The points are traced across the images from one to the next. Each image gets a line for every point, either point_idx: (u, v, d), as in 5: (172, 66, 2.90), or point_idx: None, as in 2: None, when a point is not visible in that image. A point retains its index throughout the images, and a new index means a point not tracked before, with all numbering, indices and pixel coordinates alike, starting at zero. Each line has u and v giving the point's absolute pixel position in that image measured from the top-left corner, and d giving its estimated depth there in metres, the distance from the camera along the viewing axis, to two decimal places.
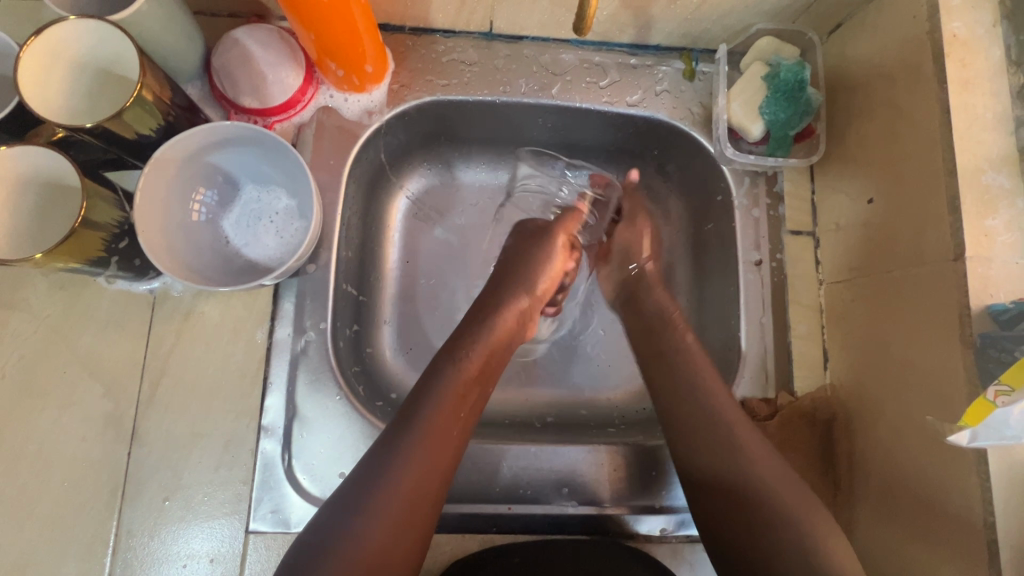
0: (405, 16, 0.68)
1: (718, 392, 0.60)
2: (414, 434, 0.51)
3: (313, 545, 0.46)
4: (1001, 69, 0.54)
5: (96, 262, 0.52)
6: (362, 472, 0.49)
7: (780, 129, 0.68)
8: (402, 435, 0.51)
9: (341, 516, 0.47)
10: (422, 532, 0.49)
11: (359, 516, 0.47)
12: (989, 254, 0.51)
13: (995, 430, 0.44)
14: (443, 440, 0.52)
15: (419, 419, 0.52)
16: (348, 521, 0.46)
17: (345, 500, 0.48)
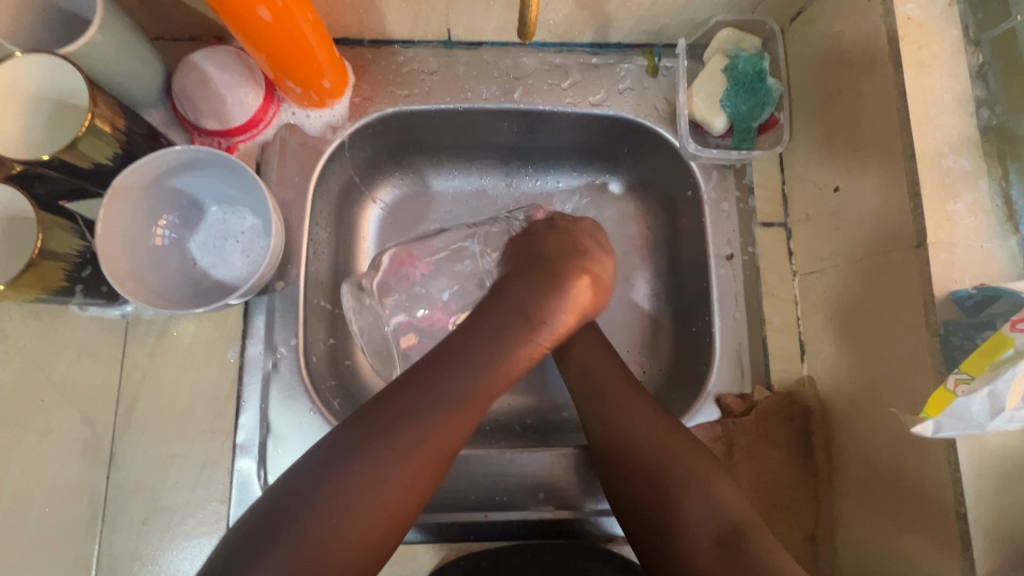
0: (362, 29, 0.68)
1: (631, 397, 0.60)
2: (418, 416, 0.48)
3: (273, 516, 0.43)
4: (959, 49, 0.53)
5: (60, 291, 0.54)
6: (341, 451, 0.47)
7: (743, 121, 0.68)
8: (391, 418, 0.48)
9: (310, 492, 0.45)
10: (399, 527, 0.47)
11: (328, 494, 0.45)
12: (952, 239, 0.50)
13: (957, 420, 0.43)
14: (444, 428, 0.49)
15: (423, 404, 0.49)
16: (318, 496, 0.44)
17: (316, 472, 0.46)
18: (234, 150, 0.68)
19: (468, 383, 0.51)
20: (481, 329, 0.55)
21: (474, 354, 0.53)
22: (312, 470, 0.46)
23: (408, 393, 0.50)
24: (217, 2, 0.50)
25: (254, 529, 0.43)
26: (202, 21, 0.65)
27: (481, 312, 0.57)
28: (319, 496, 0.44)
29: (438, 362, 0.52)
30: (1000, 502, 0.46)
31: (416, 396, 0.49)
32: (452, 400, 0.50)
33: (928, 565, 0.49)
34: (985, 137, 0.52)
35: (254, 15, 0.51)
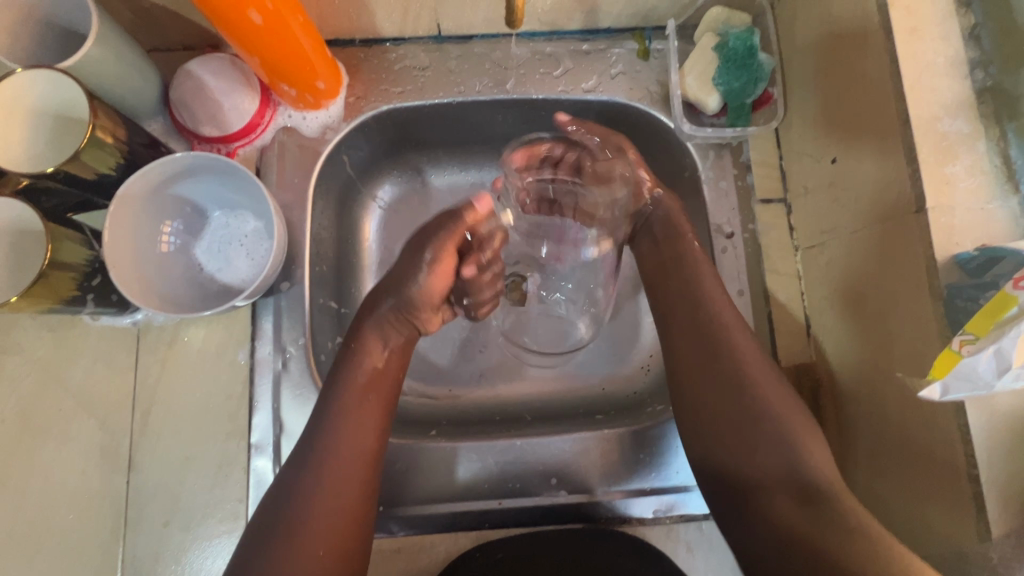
0: (353, 29, 0.69)
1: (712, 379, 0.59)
2: (325, 462, 0.52)
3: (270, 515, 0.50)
4: (951, 12, 0.53)
5: (72, 301, 0.55)
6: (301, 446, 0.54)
7: (736, 99, 0.67)
8: (324, 412, 0.55)
9: (289, 484, 0.52)
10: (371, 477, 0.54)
11: (301, 480, 0.52)
12: (951, 202, 0.50)
13: (964, 381, 0.43)
14: (346, 455, 0.53)
15: (318, 450, 0.53)
16: (299, 486, 0.51)
17: (291, 467, 0.53)
18: (234, 156, 0.69)
19: (362, 418, 0.55)
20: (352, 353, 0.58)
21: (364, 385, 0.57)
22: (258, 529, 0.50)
23: (308, 446, 0.53)
24: (209, 8, 0.50)
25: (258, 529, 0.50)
26: (194, 29, 0.65)
27: (348, 341, 0.60)
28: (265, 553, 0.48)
29: (326, 402, 0.56)
30: (1011, 464, 0.45)
31: (309, 446, 0.53)
32: (350, 435, 0.54)
33: (944, 528, 0.49)
34: (981, 98, 0.52)
35: (245, 18, 0.52)
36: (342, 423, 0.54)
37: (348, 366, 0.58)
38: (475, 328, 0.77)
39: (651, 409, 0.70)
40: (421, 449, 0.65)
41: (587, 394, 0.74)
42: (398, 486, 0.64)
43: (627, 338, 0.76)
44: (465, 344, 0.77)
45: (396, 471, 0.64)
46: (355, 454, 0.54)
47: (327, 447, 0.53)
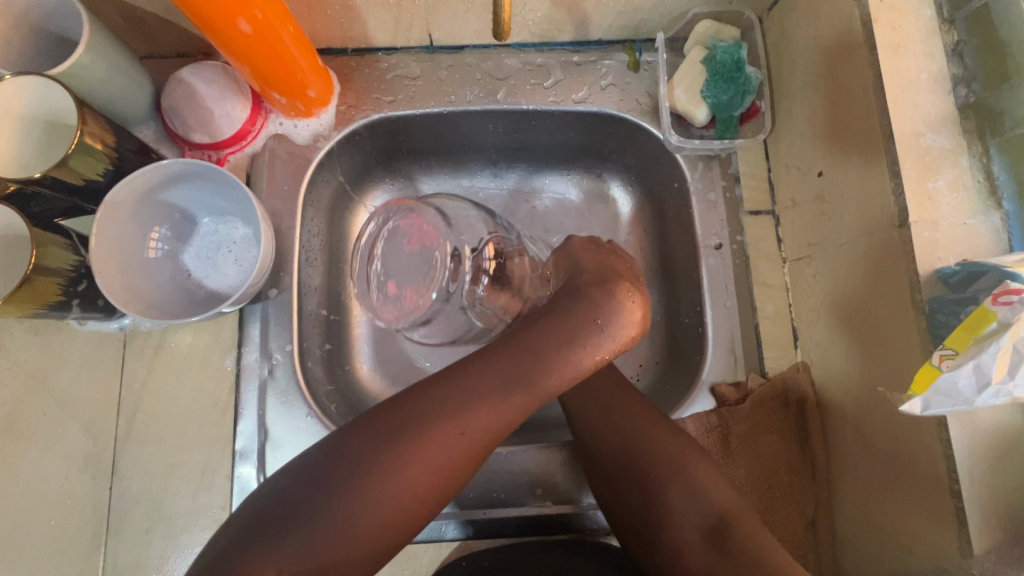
0: (345, 38, 0.69)
1: None
2: (377, 484, 0.46)
3: (279, 514, 0.46)
4: (934, 29, 0.54)
5: (57, 305, 0.55)
6: (349, 454, 0.47)
7: (725, 111, 0.68)
8: (401, 437, 0.47)
9: (314, 492, 0.46)
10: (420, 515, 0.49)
11: (332, 495, 0.46)
12: (934, 217, 0.50)
13: (945, 396, 0.43)
14: (408, 491, 0.47)
15: (374, 471, 0.46)
16: (324, 501, 0.46)
17: (318, 476, 0.47)
18: (225, 162, 0.69)
19: (439, 454, 0.48)
20: (482, 382, 0.49)
21: (465, 428, 0.48)
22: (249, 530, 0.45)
23: (369, 460, 0.47)
24: (198, 18, 0.51)
25: (255, 531, 0.45)
26: (188, 37, 0.66)
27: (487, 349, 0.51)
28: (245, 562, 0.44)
29: (400, 430, 0.48)
30: (992, 479, 0.45)
31: (362, 464, 0.47)
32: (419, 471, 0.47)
33: (928, 544, 0.49)
34: (964, 114, 0.52)
35: (234, 28, 0.52)
36: (413, 455, 0.47)
37: (467, 392, 0.48)
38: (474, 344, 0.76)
39: None
40: None
41: None
42: None
43: None
44: None
45: None
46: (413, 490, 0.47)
47: (368, 489, 0.46)
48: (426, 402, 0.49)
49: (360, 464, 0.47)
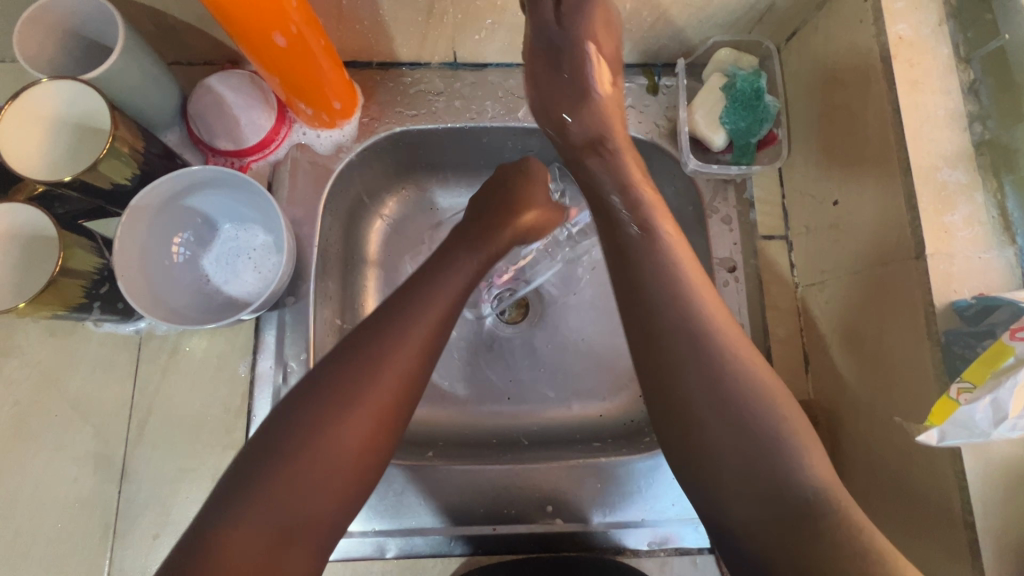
0: (372, 52, 0.70)
1: None
2: (335, 417, 0.47)
3: (257, 450, 0.46)
4: (951, 67, 0.55)
5: (79, 307, 0.55)
6: (312, 381, 0.49)
7: (743, 137, 0.69)
8: (354, 351, 0.50)
9: (286, 420, 0.47)
10: (388, 429, 0.49)
11: (303, 420, 0.46)
12: (950, 250, 0.51)
13: (961, 428, 0.44)
14: (371, 398, 0.48)
15: (330, 406, 0.47)
16: (298, 424, 0.46)
17: (289, 405, 0.48)
18: (248, 169, 0.70)
19: (387, 369, 0.49)
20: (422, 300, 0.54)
21: (409, 340, 0.51)
22: (234, 473, 0.45)
23: (320, 393, 0.48)
24: (235, 31, 0.52)
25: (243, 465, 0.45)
26: (217, 45, 0.67)
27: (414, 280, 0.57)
28: (215, 522, 0.43)
29: (353, 345, 0.50)
30: (1007, 512, 0.46)
31: (324, 382, 0.48)
32: (371, 392, 0.48)
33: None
34: (979, 150, 0.54)
35: (270, 41, 0.53)
36: (369, 363, 0.49)
37: (405, 314, 0.53)
38: (471, 340, 0.77)
39: (648, 439, 0.70)
40: (416, 473, 0.64)
41: (585, 420, 0.75)
42: (391, 502, 0.64)
43: (625, 368, 0.77)
44: (486, 374, 0.76)
45: (394, 493, 0.64)
46: (372, 414, 0.48)
47: (329, 406, 0.47)
48: (367, 332, 0.51)
49: (314, 398, 0.47)
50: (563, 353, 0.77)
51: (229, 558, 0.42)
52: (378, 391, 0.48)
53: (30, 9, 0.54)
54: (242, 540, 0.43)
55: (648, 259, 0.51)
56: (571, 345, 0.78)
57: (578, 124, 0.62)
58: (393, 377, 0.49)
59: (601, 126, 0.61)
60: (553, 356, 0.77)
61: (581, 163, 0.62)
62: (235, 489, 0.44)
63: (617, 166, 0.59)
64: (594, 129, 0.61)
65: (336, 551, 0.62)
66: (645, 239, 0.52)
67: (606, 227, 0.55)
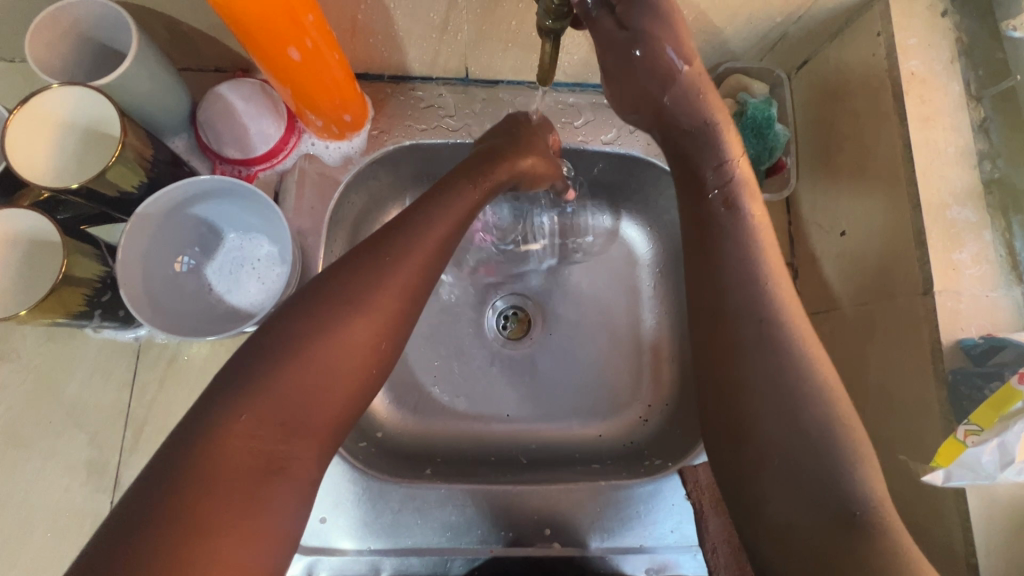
0: (383, 66, 0.70)
1: None
2: (342, 318, 0.46)
3: (258, 351, 0.44)
4: (962, 105, 0.55)
5: (80, 315, 0.54)
6: (319, 287, 0.48)
7: (752, 164, 0.68)
8: (361, 258, 0.49)
9: (289, 326, 0.45)
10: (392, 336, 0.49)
11: (307, 328, 0.45)
12: (958, 287, 0.51)
13: (968, 469, 0.44)
14: (379, 302, 0.48)
15: (338, 310, 0.46)
16: (301, 330, 0.45)
17: (292, 312, 0.46)
18: (254, 179, 0.69)
19: (392, 280, 0.49)
20: (425, 217, 0.53)
21: (415, 252, 0.50)
22: (227, 379, 0.43)
23: (329, 297, 0.47)
24: (250, 44, 0.52)
25: (235, 372, 0.43)
26: (227, 54, 0.66)
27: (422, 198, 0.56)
28: (207, 423, 0.41)
29: (362, 250, 0.50)
30: (1010, 555, 0.46)
31: (332, 291, 0.47)
32: (375, 300, 0.48)
33: None
34: (988, 189, 0.54)
35: (284, 55, 0.53)
36: (379, 270, 0.48)
37: (413, 231, 0.52)
38: (473, 356, 0.76)
39: (648, 463, 0.71)
40: (413, 492, 0.64)
41: (586, 441, 0.74)
42: (387, 520, 0.63)
43: (625, 389, 0.76)
44: (484, 390, 0.75)
45: (392, 510, 0.63)
46: (376, 320, 0.47)
47: (335, 311, 0.46)
48: (376, 245, 0.50)
49: (323, 303, 0.46)
50: (558, 364, 0.76)
51: (230, 451, 0.40)
52: (384, 301, 0.48)
53: (42, 15, 0.54)
54: (247, 429, 0.41)
55: (731, 231, 0.50)
56: (572, 361, 0.77)
57: (677, 101, 0.52)
58: (398, 288, 0.49)
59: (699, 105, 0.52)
60: (555, 372, 0.76)
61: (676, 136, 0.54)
62: (228, 391, 0.42)
63: (714, 135, 0.52)
64: (692, 106, 0.52)
65: (331, 569, 0.62)
66: (730, 215, 0.50)
67: (692, 193, 0.53)
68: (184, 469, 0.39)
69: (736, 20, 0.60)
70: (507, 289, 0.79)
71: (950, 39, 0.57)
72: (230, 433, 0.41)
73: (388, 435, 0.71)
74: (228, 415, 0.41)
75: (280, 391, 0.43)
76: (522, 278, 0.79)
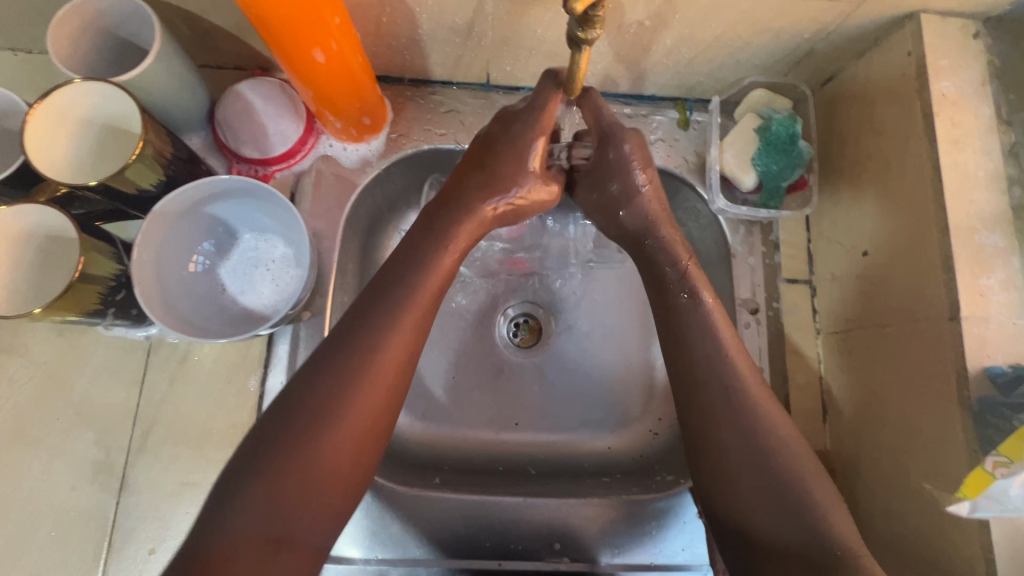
0: (404, 69, 0.70)
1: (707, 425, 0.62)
2: (324, 425, 0.46)
3: (246, 464, 0.44)
4: (991, 129, 0.55)
5: (93, 313, 0.54)
6: (297, 390, 0.47)
7: (773, 181, 0.67)
8: (336, 356, 0.48)
9: (270, 438, 0.45)
10: (378, 431, 0.49)
11: (289, 439, 0.45)
12: (985, 314, 0.50)
13: (996, 501, 0.45)
14: (359, 403, 0.47)
15: (315, 417, 0.46)
16: (284, 440, 0.45)
17: (272, 420, 0.46)
18: (270, 179, 0.68)
19: (364, 385, 0.48)
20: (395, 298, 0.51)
21: (394, 345, 0.50)
22: (219, 492, 0.44)
23: (304, 407, 0.46)
24: (277, 45, 0.51)
25: (225, 485, 0.44)
26: (248, 52, 0.66)
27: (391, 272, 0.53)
28: (208, 538, 0.42)
29: (335, 346, 0.49)
30: None
31: (312, 396, 0.46)
32: (354, 401, 0.47)
33: None
34: (1018, 214, 0.53)
35: (310, 57, 0.53)
36: (356, 369, 0.48)
37: (382, 322, 0.50)
38: (483, 363, 0.75)
39: (660, 479, 0.69)
40: (422, 501, 0.64)
41: (596, 454, 0.73)
42: (395, 529, 0.63)
43: (638, 403, 0.75)
44: (495, 399, 0.74)
45: (399, 518, 0.63)
46: (354, 428, 0.47)
47: (314, 415, 0.46)
48: (342, 341, 0.49)
49: (297, 404, 0.46)
50: (568, 379, 0.75)
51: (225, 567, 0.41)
52: (363, 405, 0.48)
53: (58, 14, 0.53)
54: (239, 546, 0.42)
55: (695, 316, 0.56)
56: (585, 371, 0.76)
57: (632, 217, 0.59)
58: (374, 390, 0.48)
59: (649, 220, 0.59)
60: (568, 381, 0.75)
61: (638, 244, 0.61)
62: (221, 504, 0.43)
63: (668, 246, 0.59)
64: (647, 224, 0.59)
65: None
66: (692, 304, 0.56)
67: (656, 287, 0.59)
68: (195, 574, 0.41)
69: (763, 35, 0.60)
70: (521, 295, 0.78)
71: (981, 61, 0.56)
72: (224, 541, 0.42)
73: (396, 441, 0.70)
74: (221, 535, 0.42)
75: (266, 506, 0.43)
76: (537, 286, 0.78)
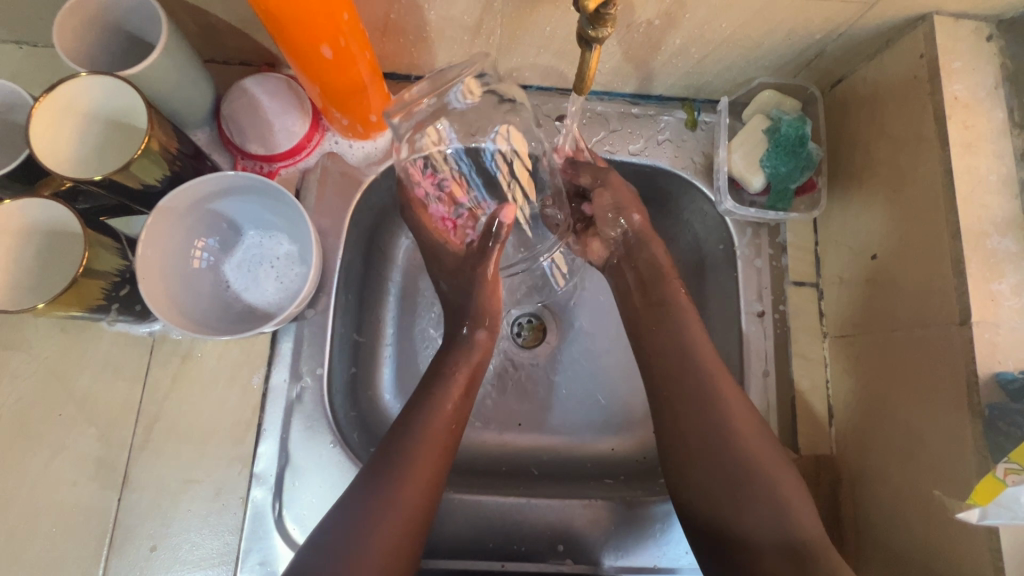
0: (411, 66, 0.69)
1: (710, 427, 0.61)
2: (381, 523, 0.51)
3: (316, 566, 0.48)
4: (1004, 132, 0.54)
5: (96, 309, 0.54)
6: (350, 498, 0.52)
7: (781, 183, 0.66)
8: (382, 465, 0.53)
9: (336, 541, 0.49)
10: (424, 520, 0.53)
11: (354, 540, 0.49)
12: (996, 318, 0.50)
13: (1006, 509, 0.45)
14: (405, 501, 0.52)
15: (371, 520, 0.50)
16: (349, 543, 0.49)
17: (334, 525, 0.50)
18: (275, 176, 0.67)
19: (407, 489, 0.53)
20: (424, 408, 0.58)
21: (430, 444, 0.55)
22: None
23: (360, 513, 0.51)
24: (283, 40, 0.51)
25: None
26: (254, 47, 0.65)
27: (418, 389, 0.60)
28: None
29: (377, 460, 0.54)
30: None
31: (366, 503, 0.51)
32: (401, 501, 0.52)
33: None
34: None
35: (317, 52, 0.52)
36: (401, 475, 0.53)
37: (414, 430, 0.56)
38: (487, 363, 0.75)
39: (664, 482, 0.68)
40: None
41: (599, 456, 0.73)
42: None
43: (642, 404, 0.74)
44: (500, 398, 0.74)
45: None
46: (401, 523, 0.51)
47: (372, 517, 0.51)
48: (384, 456, 0.54)
49: (359, 507, 0.51)
50: (573, 381, 0.75)
51: None
52: (410, 501, 0.52)
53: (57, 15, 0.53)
54: None
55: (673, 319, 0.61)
56: (590, 371, 0.75)
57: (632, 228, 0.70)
58: (417, 491, 0.53)
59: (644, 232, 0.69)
60: (573, 380, 0.75)
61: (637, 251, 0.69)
62: None
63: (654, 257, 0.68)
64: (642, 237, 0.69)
65: None
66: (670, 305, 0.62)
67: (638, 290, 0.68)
68: None
69: (774, 35, 0.59)
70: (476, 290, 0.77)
71: (995, 64, 0.56)
72: None
73: None
74: None
75: None
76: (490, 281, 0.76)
